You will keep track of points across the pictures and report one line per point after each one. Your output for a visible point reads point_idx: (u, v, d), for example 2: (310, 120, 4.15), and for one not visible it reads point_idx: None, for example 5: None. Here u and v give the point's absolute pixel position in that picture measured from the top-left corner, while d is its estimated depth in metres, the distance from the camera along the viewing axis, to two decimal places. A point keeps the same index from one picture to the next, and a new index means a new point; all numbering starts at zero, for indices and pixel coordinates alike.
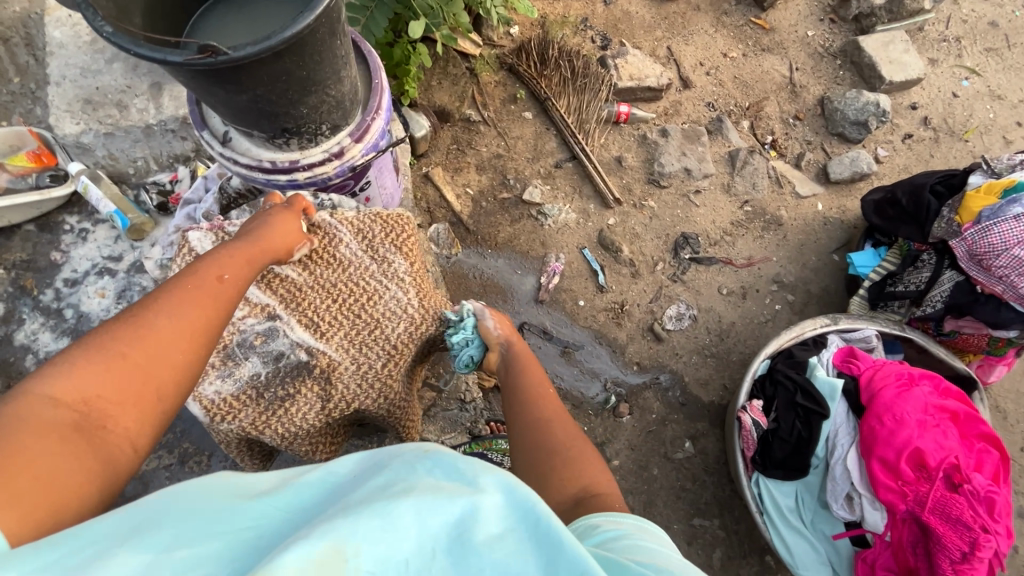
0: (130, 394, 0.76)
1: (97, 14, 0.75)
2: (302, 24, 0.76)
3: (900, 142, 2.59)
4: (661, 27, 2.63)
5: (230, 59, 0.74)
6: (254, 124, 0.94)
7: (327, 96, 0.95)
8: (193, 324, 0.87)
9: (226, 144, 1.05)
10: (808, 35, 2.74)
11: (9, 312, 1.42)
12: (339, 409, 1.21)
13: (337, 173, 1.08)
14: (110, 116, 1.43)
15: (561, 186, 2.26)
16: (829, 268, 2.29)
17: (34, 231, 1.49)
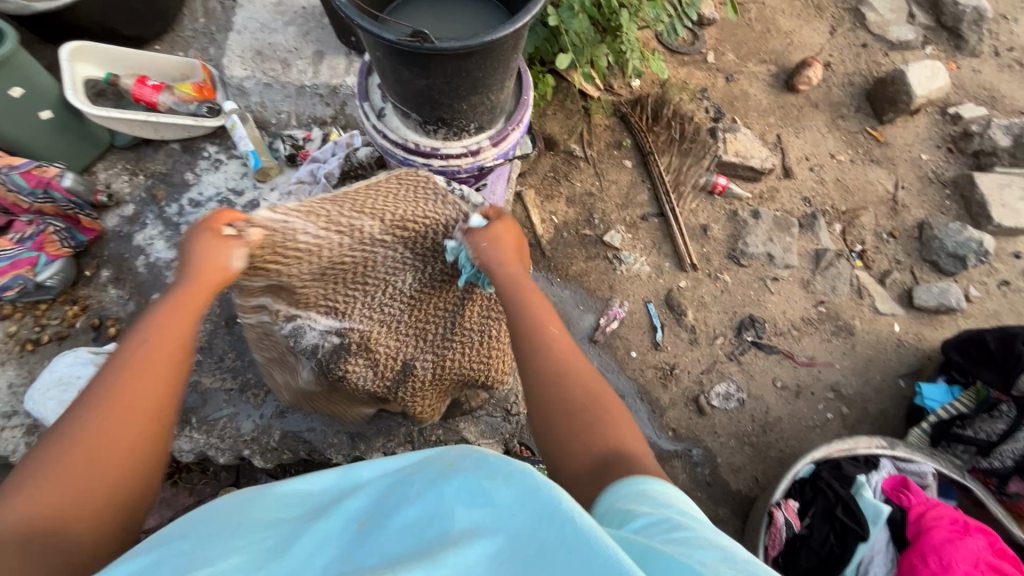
0: (121, 439, 0.78)
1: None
2: (500, 33, 0.84)
3: (995, 287, 2.50)
4: (775, 114, 2.68)
5: (432, 48, 0.83)
6: (415, 108, 1.04)
7: (486, 100, 1.04)
8: (128, 390, 0.81)
9: (380, 118, 1.19)
10: (921, 158, 2.71)
11: (137, 214, 1.64)
12: (392, 368, 1.28)
13: (467, 169, 1.18)
14: (273, 70, 1.59)
15: (641, 238, 2.30)
16: (892, 391, 2.20)
17: (178, 151, 1.68)
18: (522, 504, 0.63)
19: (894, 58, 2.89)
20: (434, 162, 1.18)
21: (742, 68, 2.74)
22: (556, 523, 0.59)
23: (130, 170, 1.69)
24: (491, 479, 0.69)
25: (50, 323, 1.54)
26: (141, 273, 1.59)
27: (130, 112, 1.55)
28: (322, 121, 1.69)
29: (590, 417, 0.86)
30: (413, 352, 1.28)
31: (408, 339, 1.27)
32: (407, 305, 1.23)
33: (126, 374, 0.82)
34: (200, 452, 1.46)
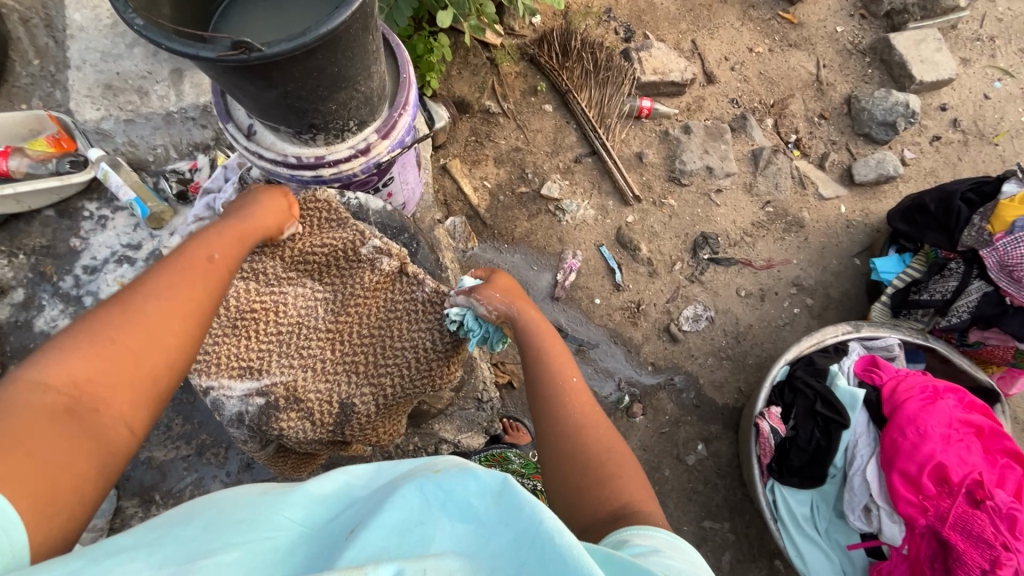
0: (123, 377, 0.75)
1: (128, 5, 0.73)
2: (338, 20, 0.76)
3: (927, 144, 2.52)
4: (686, 20, 2.57)
5: (264, 56, 0.74)
6: (282, 121, 0.96)
7: (350, 89, 0.95)
8: (188, 300, 0.85)
9: (251, 137, 1.08)
10: (837, 31, 2.66)
11: (30, 298, 1.42)
12: (329, 414, 1.12)
13: (363, 169, 1.12)
14: (130, 103, 1.44)
15: (579, 182, 2.23)
16: (850, 272, 2.25)
17: (54, 217, 1.47)
18: (508, 529, 0.61)
19: None
20: (325, 169, 1.11)
21: None
22: (539, 543, 0.58)
23: (6, 252, 1.43)
24: (476, 501, 0.66)
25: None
26: None
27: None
28: (205, 145, 1.54)
29: (597, 464, 0.88)
30: (349, 390, 1.12)
31: (338, 377, 1.12)
32: (327, 340, 1.11)
33: (175, 284, 0.84)
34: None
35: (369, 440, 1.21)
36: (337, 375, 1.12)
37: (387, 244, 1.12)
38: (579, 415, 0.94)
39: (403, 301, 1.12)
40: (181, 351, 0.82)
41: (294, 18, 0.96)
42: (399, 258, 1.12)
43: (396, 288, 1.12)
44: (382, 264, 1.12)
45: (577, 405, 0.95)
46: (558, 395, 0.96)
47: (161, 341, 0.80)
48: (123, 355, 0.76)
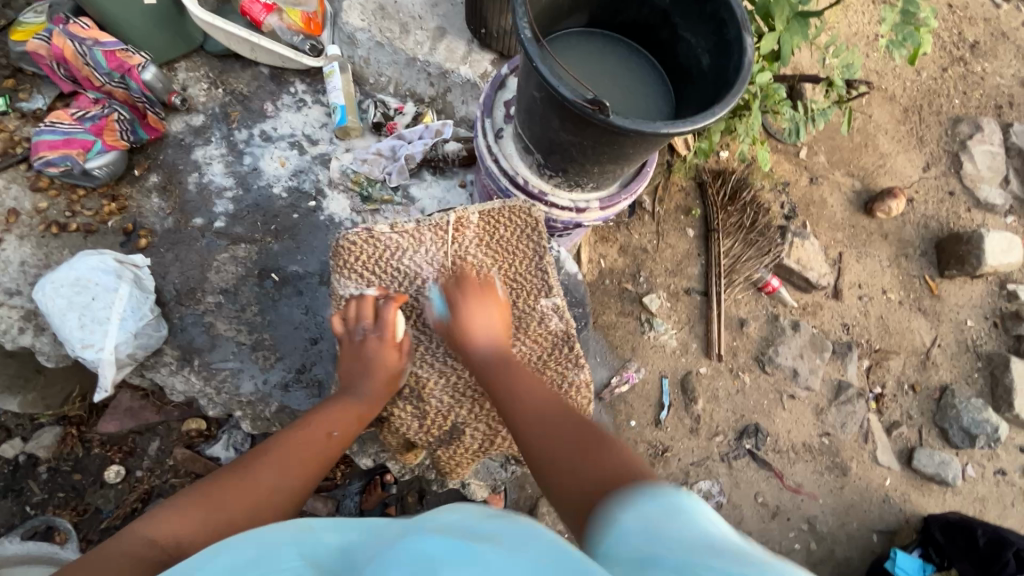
0: (290, 471, 1.04)
1: (536, 51, 1.08)
2: (671, 128, 1.04)
3: (990, 472, 2.45)
4: (845, 232, 2.62)
5: (606, 120, 1.06)
6: (557, 155, 1.30)
7: (616, 168, 1.28)
8: (319, 446, 1.12)
9: (497, 139, 1.46)
10: (966, 323, 2.62)
11: (204, 127, 1.72)
12: (439, 426, 1.38)
13: (565, 219, 1.46)
14: (388, 29, 1.67)
15: (678, 311, 2.25)
16: (863, 544, 2.18)
17: (265, 76, 1.77)
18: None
19: (976, 216, 2.78)
20: (539, 204, 1.45)
21: (828, 175, 2.67)
22: None
23: (210, 81, 1.77)
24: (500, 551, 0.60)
25: (82, 213, 1.64)
26: (190, 190, 1.66)
27: (235, 28, 1.61)
28: (420, 98, 1.76)
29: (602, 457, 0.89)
30: (467, 417, 1.38)
31: (462, 402, 1.38)
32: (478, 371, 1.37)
33: (295, 440, 1.11)
34: (192, 397, 1.51)
35: (446, 469, 1.42)
36: (462, 403, 1.37)
37: (561, 308, 1.40)
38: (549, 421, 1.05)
39: (555, 370, 1.38)
40: (311, 472, 1.08)
41: (623, 92, 1.35)
42: (566, 324, 1.39)
43: (558, 354, 1.37)
44: (551, 322, 1.39)
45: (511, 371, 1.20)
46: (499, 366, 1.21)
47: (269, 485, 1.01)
48: (250, 493, 0.98)
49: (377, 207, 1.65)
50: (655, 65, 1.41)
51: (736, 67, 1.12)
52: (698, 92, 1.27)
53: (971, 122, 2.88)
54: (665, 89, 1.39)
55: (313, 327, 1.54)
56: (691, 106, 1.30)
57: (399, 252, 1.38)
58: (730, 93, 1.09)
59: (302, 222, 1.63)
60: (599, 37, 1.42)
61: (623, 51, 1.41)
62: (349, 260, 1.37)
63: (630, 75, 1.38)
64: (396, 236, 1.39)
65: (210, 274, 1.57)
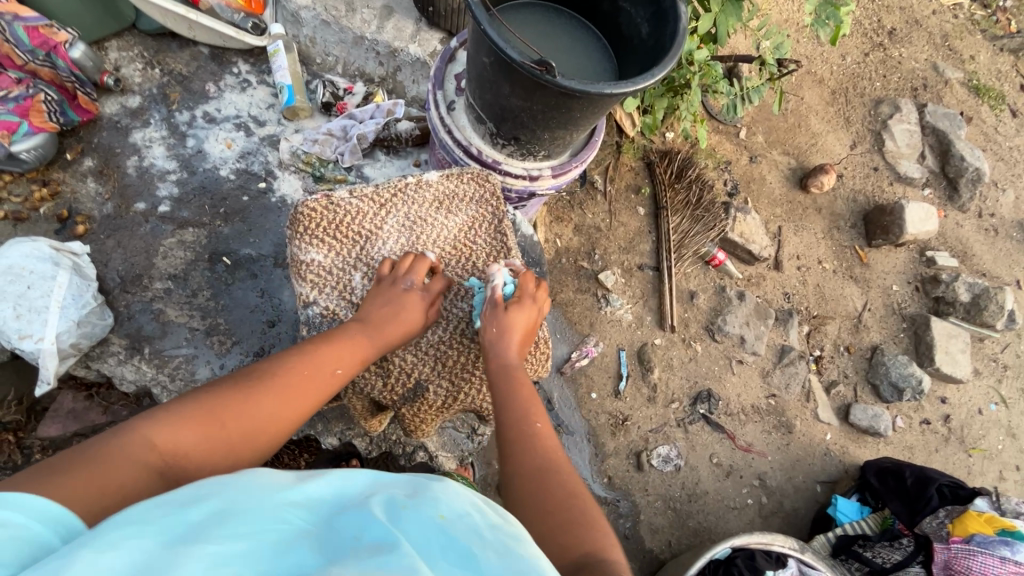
0: (284, 405, 0.98)
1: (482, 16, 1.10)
2: (616, 89, 1.09)
3: (917, 422, 2.68)
4: (783, 207, 2.78)
5: (552, 80, 1.10)
6: (508, 123, 1.34)
7: (566, 135, 1.34)
8: (320, 383, 1.05)
9: (449, 110, 1.48)
10: (892, 288, 2.84)
11: (141, 110, 1.67)
12: (402, 385, 1.35)
13: (520, 187, 1.51)
14: (336, 9, 1.68)
15: (633, 286, 2.34)
16: (809, 495, 2.34)
17: (205, 56, 1.74)
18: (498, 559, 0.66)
19: (897, 189, 3.00)
20: (494, 173, 1.49)
21: (766, 153, 2.82)
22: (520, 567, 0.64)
23: (145, 61, 1.72)
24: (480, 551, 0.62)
25: (9, 200, 1.56)
26: (130, 174, 1.60)
27: (170, 4, 1.58)
28: (370, 77, 1.78)
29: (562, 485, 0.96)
30: (429, 375, 1.36)
31: (426, 360, 1.35)
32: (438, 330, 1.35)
33: (302, 373, 1.03)
34: (144, 386, 1.43)
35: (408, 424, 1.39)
36: (427, 359, 1.35)
37: (520, 269, 1.41)
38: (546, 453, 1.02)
39: None
40: (306, 412, 1.02)
41: (568, 58, 1.40)
42: (524, 283, 1.39)
43: None
44: None
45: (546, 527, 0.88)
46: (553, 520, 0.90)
47: (261, 420, 0.94)
48: (247, 420, 0.93)
49: (330, 187, 1.63)
50: (597, 34, 1.46)
51: (672, 33, 1.18)
52: (638, 60, 1.34)
53: (891, 103, 3.11)
54: (607, 58, 1.45)
55: (269, 310, 1.51)
56: (632, 73, 1.36)
57: (354, 213, 1.36)
58: (668, 55, 1.15)
59: (253, 204, 1.60)
60: (543, 8, 1.46)
61: (566, 19, 1.46)
62: (308, 227, 1.33)
63: (573, 43, 1.43)
64: (354, 201, 1.38)
65: (157, 259, 1.51)
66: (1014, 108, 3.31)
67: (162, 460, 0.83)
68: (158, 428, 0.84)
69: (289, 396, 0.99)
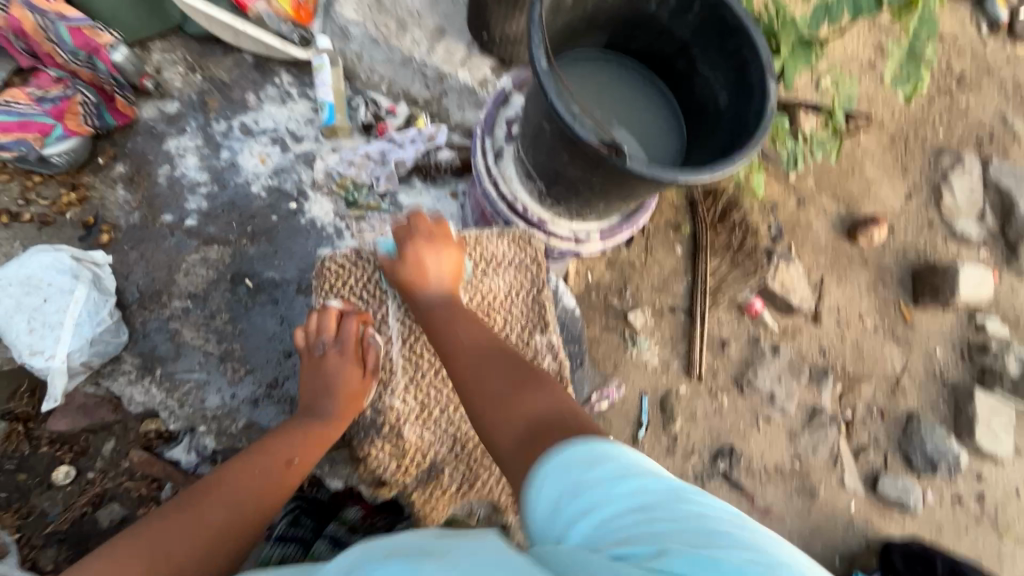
0: (251, 492, 1.15)
1: (553, 84, 1.02)
2: (693, 176, 1.01)
3: (948, 498, 2.52)
4: (827, 257, 2.64)
5: (621, 162, 1.01)
6: (561, 186, 1.26)
7: (622, 204, 1.25)
8: (282, 470, 1.22)
9: (497, 159, 1.40)
10: (936, 352, 2.67)
11: (178, 116, 1.65)
12: (418, 465, 1.44)
13: (564, 249, 1.43)
14: (385, 27, 1.61)
15: (662, 329, 2.24)
16: (826, 567, 2.22)
17: (248, 63, 1.69)
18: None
19: (951, 248, 2.83)
20: (538, 232, 1.41)
21: (815, 199, 2.69)
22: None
23: (187, 65, 1.69)
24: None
25: (37, 202, 1.57)
26: (161, 183, 1.59)
27: (219, 11, 1.55)
28: (414, 98, 1.71)
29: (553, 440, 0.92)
30: (445, 456, 1.48)
31: (443, 442, 1.46)
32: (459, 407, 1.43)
33: (263, 461, 1.22)
34: (151, 409, 1.48)
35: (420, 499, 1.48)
36: (444, 439, 1.46)
37: (555, 347, 1.44)
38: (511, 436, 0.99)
39: None
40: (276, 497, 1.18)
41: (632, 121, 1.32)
42: (558, 363, 1.42)
43: None
44: (545, 360, 1.41)
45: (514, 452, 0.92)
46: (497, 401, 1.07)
47: (231, 513, 1.10)
48: (214, 516, 1.08)
49: (363, 213, 1.59)
50: (664, 95, 1.39)
51: (755, 114, 1.09)
52: (710, 130, 1.25)
53: (953, 154, 2.93)
54: (671, 123, 1.38)
55: (287, 339, 1.50)
56: (700, 146, 1.29)
57: (386, 285, 1.42)
58: (749, 141, 1.06)
59: (281, 224, 1.58)
60: (610, 64, 1.39)
61: (633, 76, 1.39)
62: (334, 284, 1.40)
63: (640, 106, 1.37)
64: (386, 272, 1.42)
65: (177, 276, 1.53)
66: None
67: (141, 572, 0.95)
68: (119, 554, 0.97)
69: (263, 484, 1.18)
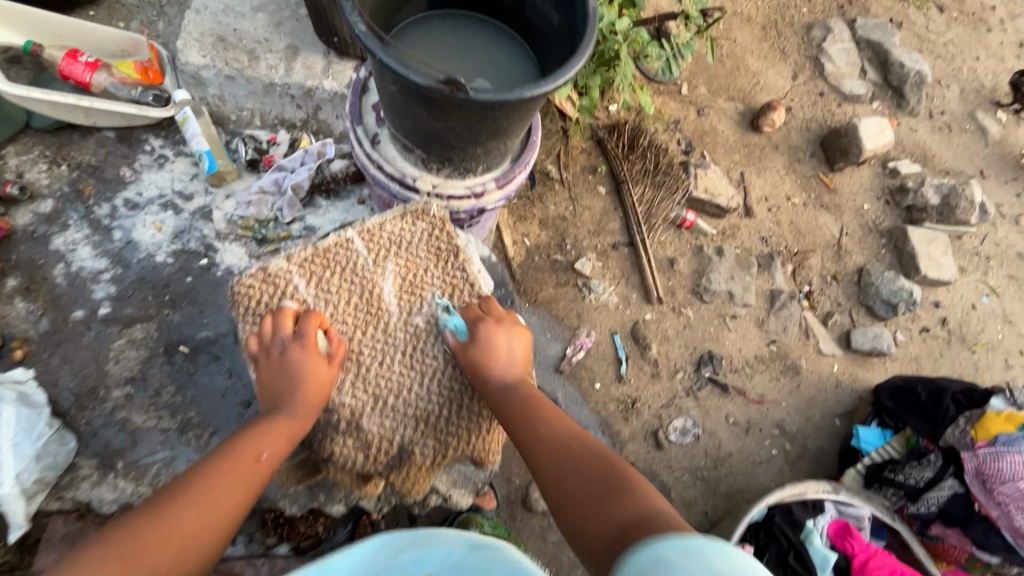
0: (209, 499, 0.98)
1: (376, 47, 1.05)
2: (540, 90, 1.06)
3: (916, 332, 2.67)
4: (740, 152, 2.76)
5: (466, 97, 1.05)
6: (435, 146, 1.30)
7: (499, 144, 1.30)
8: (244, 470, 1.05)
9: (372, 145, 1.43)
10: (863, 207, 2.83)
11: (56, 213, 1.60)
12: (386, 452, 1.33)
13: (468, 208, 1.46)
14: (237, 61, 1.62)
15: (611, 267, 2.30)
16: (831, 430, 2.33)
17: (112, 139, 1.68)
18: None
19: (847, 109, 2.99)
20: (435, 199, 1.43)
21: (712, 103, 2.79)
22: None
23: (50, 160, 1.65)
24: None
25: None
26: (59, 283, 1.54)
27: (59, 95, 1.53)
28: (290, 123, 1.76)
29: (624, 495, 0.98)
30: (413, 437, 1.34)
31: (406, 422, 1.34)
32: (413, 385, 1.35)
33: (223, 468, 1.04)
34: (126, 503, 1.38)
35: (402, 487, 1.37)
36: (407, 422, 1.34)
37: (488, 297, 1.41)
38: (585, 470, 1.06)
39: None
40: (237, 502, 1.01)
41: (481, 64, 1.36)
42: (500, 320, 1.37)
43: None
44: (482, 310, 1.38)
45: (588, 515, 0.99)
46: (590, 497, 1.02)
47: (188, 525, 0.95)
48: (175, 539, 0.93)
49: (276, 246, 1.59)
50: (503, 29, 1.42)
51: (582, 18, 1.15)
52: (553, 48, 1.30)
53: (821, 26, 3.10)
54: (519, 50, 1.40)
55: (241, 390, 1.49)
56: (550, 61, 1.32)
57: (289, 287, 1.34)
58: (583, 42, 1.11)
59: (198, 283, 1.57)
60: (440, 18, 1.42)
61: (468, 22, 1.42)
62: (249, 305, 1.32)
63: (484, 47, 1.40)
64: (291, 271, 1.35)
65: (109, 365, 1.48)
66: (940, 4, 3.32)
67: None
68: None
69: (216, 500, 0.99)
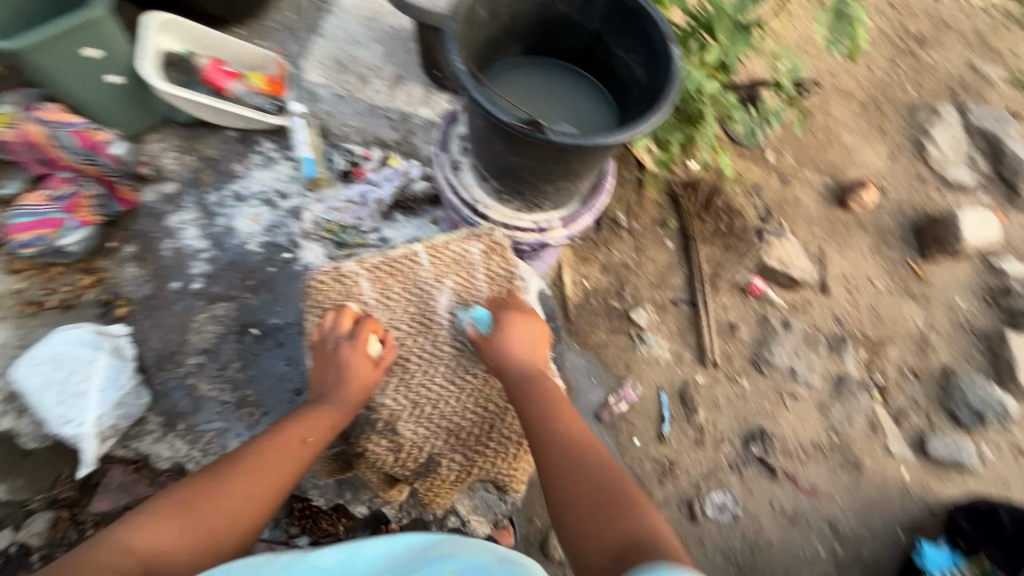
0: (259, 474, 1.13)
1: (472, 85, 1.14)
2: (614, 139, 1.11)
3: (1010, 452, 2.37)
4: (822, 226, 2.65)
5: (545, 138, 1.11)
6: (510, 178, 1.37)
7: (570, 184, 1.35)
8: (287, 451, 1.17)
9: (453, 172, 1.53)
10: (957, 303, 2.61)
11: (175, 195, 1.82)
12: (415, 460, 1.44)
13: (532, 241, 1.52)
14: (349, 83, 1.81)
15: (668, 323, 2.26)
16: (889, 540, 2.11)
17: (232, 138, 1.90)
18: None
19: (949, 197, 2.81)
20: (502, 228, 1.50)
21: (798, 174, 2.72)
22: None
23: (180, 150, 1.89)
24: None
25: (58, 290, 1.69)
26: (165, 256, 1.74)
27: (199, 96, 1.77)
28: (384, 142, 1.89)
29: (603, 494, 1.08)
30: (442, 449, 1.45)
31: (437, 435, 1.44)
32: (450, 401, 1.44)
33: (272, 448, 1.17)
34: (178, 463, 1.55)
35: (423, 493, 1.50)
36: (437, 435, 1.44)
37: None
38: (586, 464, 1.14)
39: None
40: (277, 487, 1.13)
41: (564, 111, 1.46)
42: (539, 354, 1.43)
43: None
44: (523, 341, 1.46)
45: (580, 530, 1.05)
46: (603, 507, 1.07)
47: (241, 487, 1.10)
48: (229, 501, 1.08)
49: (351, 251, 1.73)
50: (590, 80, 1.51)
51: (666, 75, 1.19)
52: (635, 103, 1.37)
53: (929, 109, 2.96)
54: (600, 100, 1.49)
55: (295, 378, 1.62)
56: (630, 115, 1.38)
57: (357, 289, 1.44)
58: (665, 98, 1.15)
59: (278, 274, 1.72)
60: (532, 64, 1.51)
61: (557, 71, 1.52)
62: (315, 299, 1.43)
63: (568, 96, 1.50)
64: (361, 275, 1.45)
65: (190, 335, 1.64)
66: None
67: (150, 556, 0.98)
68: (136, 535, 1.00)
69: (266, 475, 1.13)
